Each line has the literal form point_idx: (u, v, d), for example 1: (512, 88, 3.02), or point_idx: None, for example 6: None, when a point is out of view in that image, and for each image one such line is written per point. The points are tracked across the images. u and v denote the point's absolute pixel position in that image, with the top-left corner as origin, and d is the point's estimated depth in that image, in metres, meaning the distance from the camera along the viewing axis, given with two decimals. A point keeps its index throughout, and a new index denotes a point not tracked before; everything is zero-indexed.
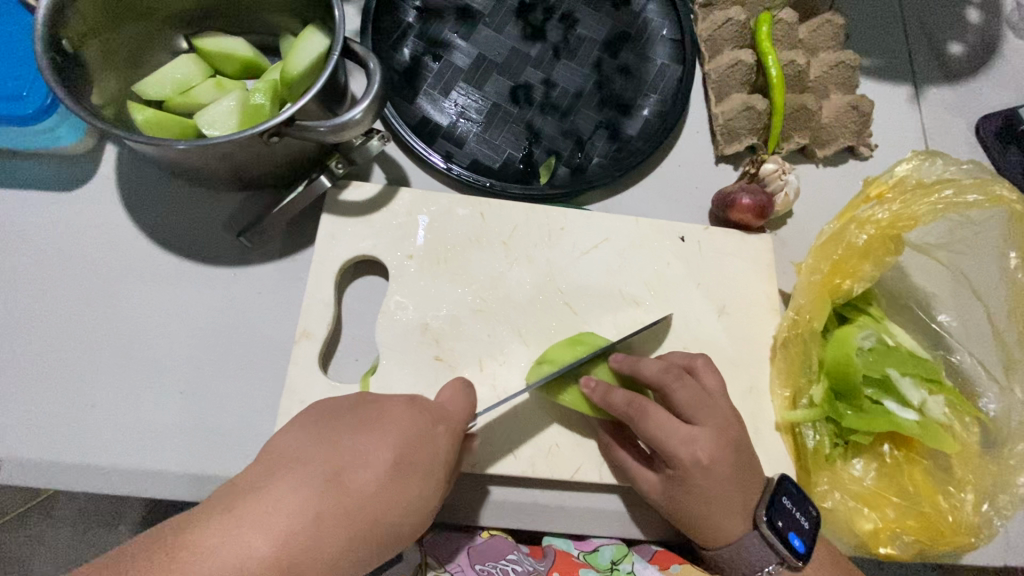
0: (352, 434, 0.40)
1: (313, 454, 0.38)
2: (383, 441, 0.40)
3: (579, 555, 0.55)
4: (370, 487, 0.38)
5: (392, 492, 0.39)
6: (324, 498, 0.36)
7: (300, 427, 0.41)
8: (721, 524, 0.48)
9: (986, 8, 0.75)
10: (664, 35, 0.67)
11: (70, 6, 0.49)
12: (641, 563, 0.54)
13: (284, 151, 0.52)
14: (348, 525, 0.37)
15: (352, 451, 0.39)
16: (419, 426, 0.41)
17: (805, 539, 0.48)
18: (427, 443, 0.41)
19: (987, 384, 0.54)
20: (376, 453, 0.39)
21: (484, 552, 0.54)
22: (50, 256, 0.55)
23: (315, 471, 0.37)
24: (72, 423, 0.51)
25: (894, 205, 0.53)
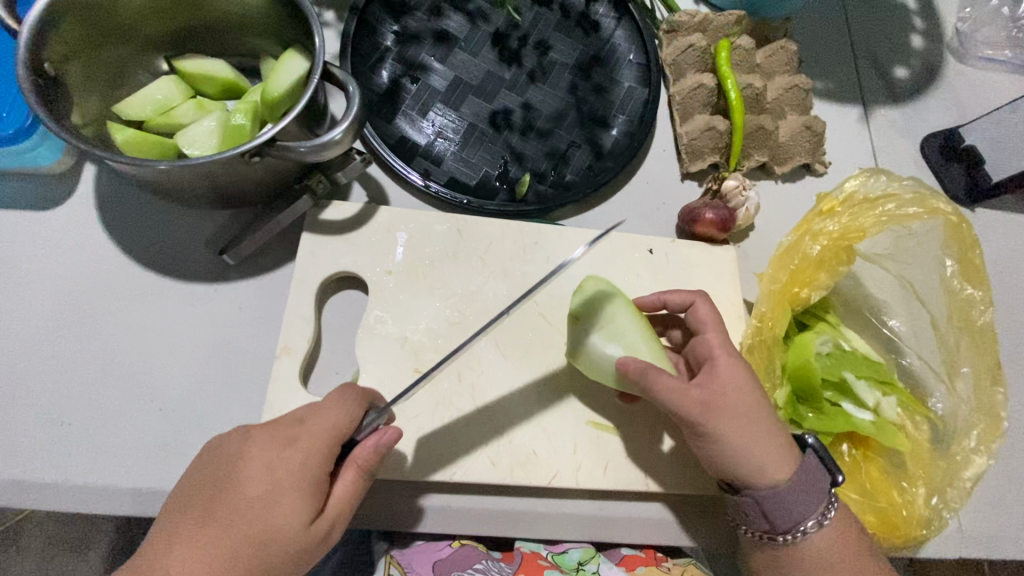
0: (223, 472, 0.44)
1: (195, 500, 0.43)
2: (241, 476, 0.43)
3: (548, 555, 0.57)
4: (240, 513, 0.42)
5: (261, 516, 0.42)
6: (202, 540, 0.41)
7: (193, 473, 0.45)
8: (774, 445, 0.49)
9: (928, 35, 0.82)
10: (631, 59, 0.71)
11: (54, 30, 0.50)
12: (606, 564, 0.57)
13: (266, 171, 0.53)
14: (231, 555, 0.41)
15: (221, 491, 0.43)
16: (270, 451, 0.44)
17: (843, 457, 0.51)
18: (278, 467, 0.43)
19: (935, 384, 0.58)
20: (238, 488, 0.43)
21: (453, 561, 0.56)
22: (26, 275, 0.56)
23: (205, 519, 0.42)
24: (48, 442, 0.51)
25: (843, 218, 0.57)
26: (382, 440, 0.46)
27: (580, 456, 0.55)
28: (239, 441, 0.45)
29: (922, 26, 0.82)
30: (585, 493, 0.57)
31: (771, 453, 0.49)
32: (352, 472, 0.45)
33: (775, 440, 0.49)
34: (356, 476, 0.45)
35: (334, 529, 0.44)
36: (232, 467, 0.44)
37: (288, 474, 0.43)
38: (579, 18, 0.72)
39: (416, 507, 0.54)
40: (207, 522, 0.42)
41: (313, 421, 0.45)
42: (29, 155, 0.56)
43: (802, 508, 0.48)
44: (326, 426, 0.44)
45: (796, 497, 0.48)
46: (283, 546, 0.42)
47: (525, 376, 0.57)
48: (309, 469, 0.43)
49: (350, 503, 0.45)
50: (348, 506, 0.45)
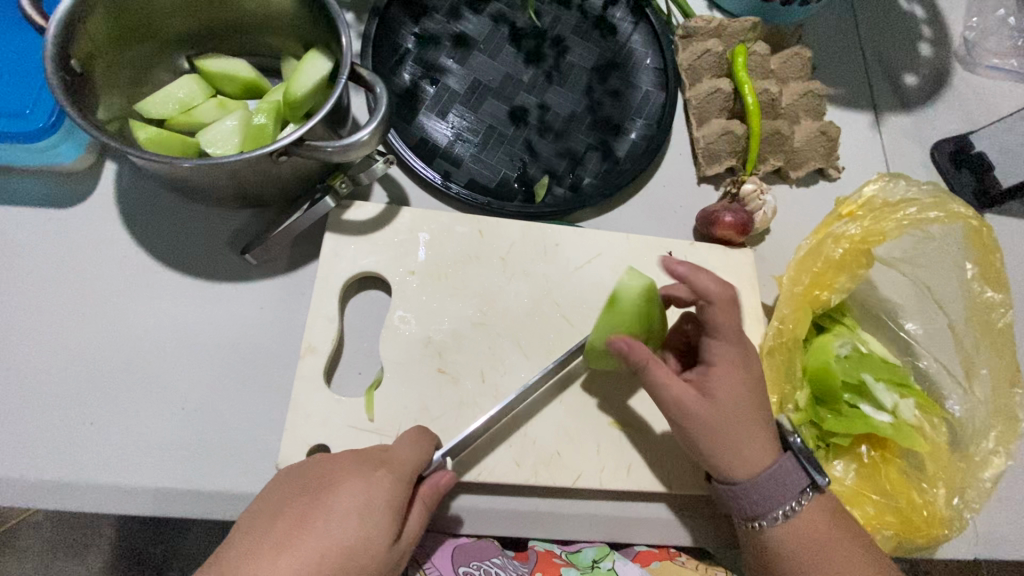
0: (314, 488, 0.43)
1: (281, 515, 0.42)
2: (334, 491, 0.42)
3: (562, 554, 0.57)
4: (330, 527, 0.41)
5: (354, 530, 0.41)
6: (294, 551, 0.39)
7: (274, 490, 0.44)
8: (750, 449, 0.50)
9: (936, 43, 0.83)
10: (649, 64, 0.72)
11: (81, 27, 0.50)
12: (621, 561, 0.57)
13: (292, 171, 0.53)
14: (320, 570, 0.39)
15: (312, 504, 0.42)
16: (365, 471, 0.44)
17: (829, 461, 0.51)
18: (374, 486, 0.43)
19: (951, 387, 0.58)
20: (333, 502, 0.42)
21: (470, 553, 0.55)
22: (48, 273, 0.55)
23: (289, 529, 0.40)
24: (70, 442, 0.50)
25: (865, 221, 0.58)
26: (441, 481, 0.46)
27: (603, 457, 0.55)
28: (325, 464, 0.46)
29: (930, 34, 0.83)
30: (606, 494, 0.57)
31: (745, 455, 0.50)
32: (420, 506, 0.46)
33: (753, 446, 0.50)
34: (423, 510, 0.46)
35: (401, 558, 0.44)
36: (322, 487, 0.43)
37: (383, 493, 0.43)
38: (597, 22, 0.73)
39: (439, 507, 0.54)
40: (301, 532, 0.40)
41: (398, 448, 0.46)
42: (51, 153, 0.56)
43: (767, 503, 0.50)
44: (414, 455, 0.46)
45: (760, 494, 0.49)
46: (366, 568, 0.40)
47: (547, 377, 0.57)
48: (400, 488, 0.44)
49: (415, 538, 0.45)
50: (412, 536, 0.45)
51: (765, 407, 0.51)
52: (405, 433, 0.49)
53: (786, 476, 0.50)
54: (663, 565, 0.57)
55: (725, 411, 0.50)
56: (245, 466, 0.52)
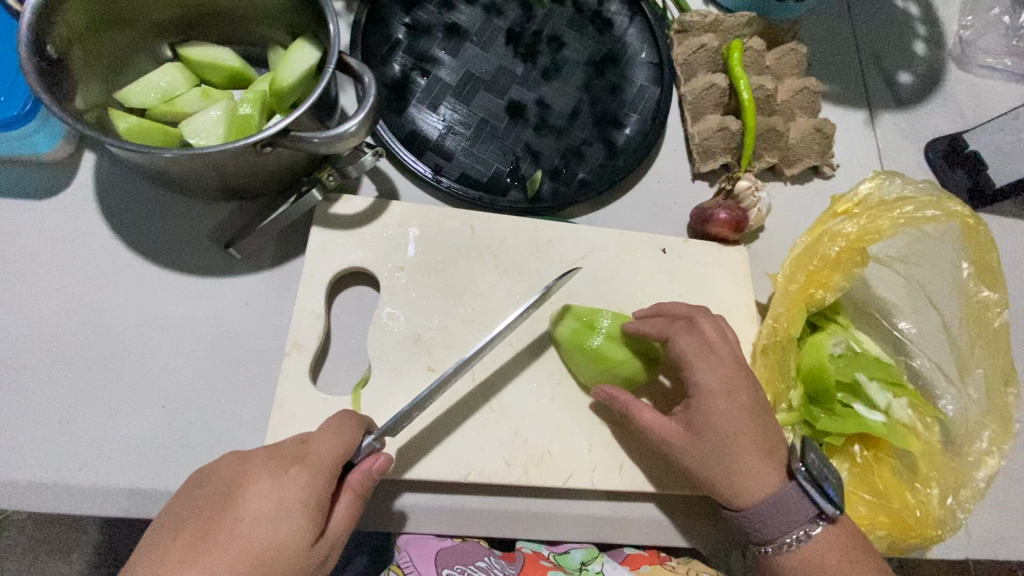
0: (226, 487, 0.41)
1: (195, 518, 0.39)
2: (241, 496, 0.40)
3: (551, 555, 0.55)
4: (238, 535, 0.38)
5: (267, 535, 0.39)
6: (198, 564, 0.37)
7: (178, 501, 0.41)
8: (755, 475, 0.49)
9: (931, 41, 0.82)
10: (644, 58, 0.71)
11: (58, 12, 0.48)
12: (610, 564, 0.55)
13: (277, 162, 0.52)
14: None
15: (224, 505, 0.40)
16: (273, 471, 0.41)
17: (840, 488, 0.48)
18: (288, 484, 0.40)
19: (944, 387, 0.58)
20: (241, 509, 0.39)
21: (453, 556, 0.53)
22: (23, 267, 0.53)
23: (193, 542, 0.38)
24: (45, 441, 0.49)
25: (861, 219, 0.57)
26: (375, 465, 0.45)
27: (596, 456, 0.54)
28: (243, 459, 0.43)
29: (925, 33, 0.83)
30: (597, 494, 0.56)
31: (750, 483, 0.48)
32: (348, 498, 0.44)
33: (760, 471, 0.49)
34: (351, 501, 0.44)
35: (329, 557, 0.42)
36: (228, 493, 0.40)
37: (298, 490, 0.40)
38: (592, 15, 0.71)
39: (427, 507, 0.53)
40: (205, 545, 0.38)
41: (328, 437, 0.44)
42: (27, 142, 0.54)
43: (779, 531, 0.48)
44: (333, 448, 0.43)
45: (772, 523, 0.48)
46: (283, 571, 0.38)
47: (539, 376, 0.56)
48: (320, 488, 0.41)
49: (343, 534, 0.43)
50: (343, 535, 0.43)
51: (760, 406, 0.50)
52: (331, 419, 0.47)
53: (795, 505, 0.48)
54: (654, 569, 0.55)
55: (732, 426, 0.48)
56: None
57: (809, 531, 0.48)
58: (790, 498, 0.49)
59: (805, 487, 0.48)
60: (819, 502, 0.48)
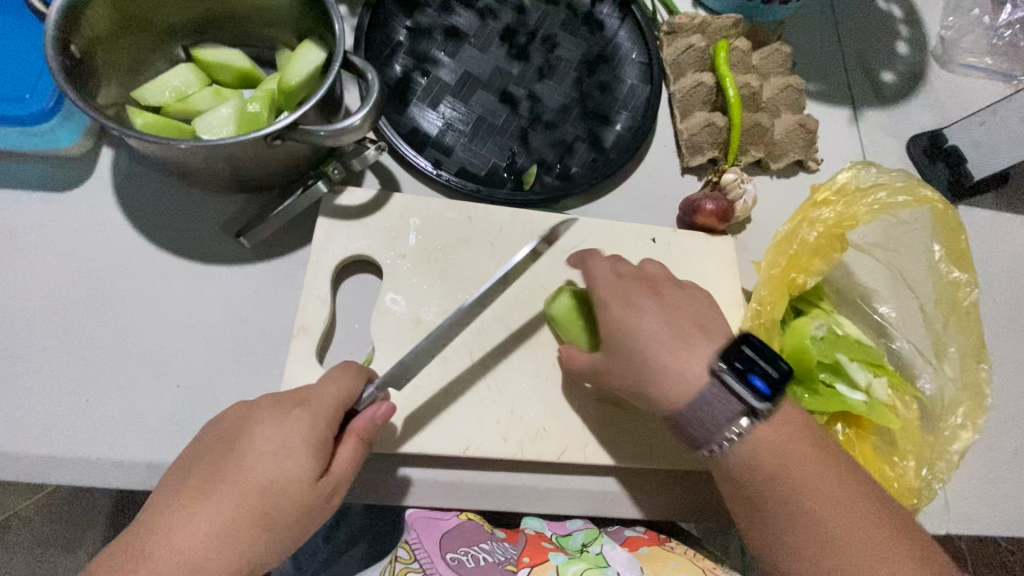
0: (235, 430, 0.45)
1: (207, 457, 0.44)
2: (247, 438, 0.44)
3: (552, 536, 0.58)
4: (244, 471, 0.43)
5: (270, 472, 0.43)
6: (212, 496, 0.42)
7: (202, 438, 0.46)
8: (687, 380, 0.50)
9: (913, 42, 0.86)
10: (634, 58, 0.74)
11: (82, 15, 0.52)
12: (609, 544, 0.58)
13: (285, 155, 0.55)
14: (237, 511, 0.41)
15: (230, 450, 0.44)
16: (275, 415, 0.45)
17: (768, 381, 0.48)
18: (289, 428, 0.44)
19: (922, 366, 0.61)
20: (247, 450, 0.43)
21: (458, 537, 0.57)
22: (46, 255, 0.56)
23: (205, 477, 0.43)
24: (67, 417, 0.52)
25: (837, 206, 0.60)
26: (377, 413, 0.47)
27: (589, 433, 0.57)
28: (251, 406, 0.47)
29: (907, 34, 0.86)
30: (591, 470, 0.59)
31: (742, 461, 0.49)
32: (352, 441, 0.46)
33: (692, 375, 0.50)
34: (357, 444, 0.47)
35: (336, 492, 0.46)
36: (237, 434, 0.45)
37: (299, 435, 0.44)
38: (584, 18, 0.75)
39: (430, 481, 0.56)
40: (217, 480, 0.42)
41: (322, 390, 0.46)
42: (50, 138, 0.57)
43: (712, 432, 0.49)
44: (330, 390, 0.46)
45: (701, 421, 0.49)
46: (287, 506, 0.43)
47: (533, 358, 0.59)
48: (320, 430, 0.44)
49: (352, 472, 0.46)
50: (349, 474, 0.46)
51: None
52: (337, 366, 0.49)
53: (716, 401, 0.49)
54: (653, 549, 0.58)
55: (699, 366, 0.50)
56: None
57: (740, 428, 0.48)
58: (711, 395, 0.49)
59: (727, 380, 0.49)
60: (742, 395, 0.48)
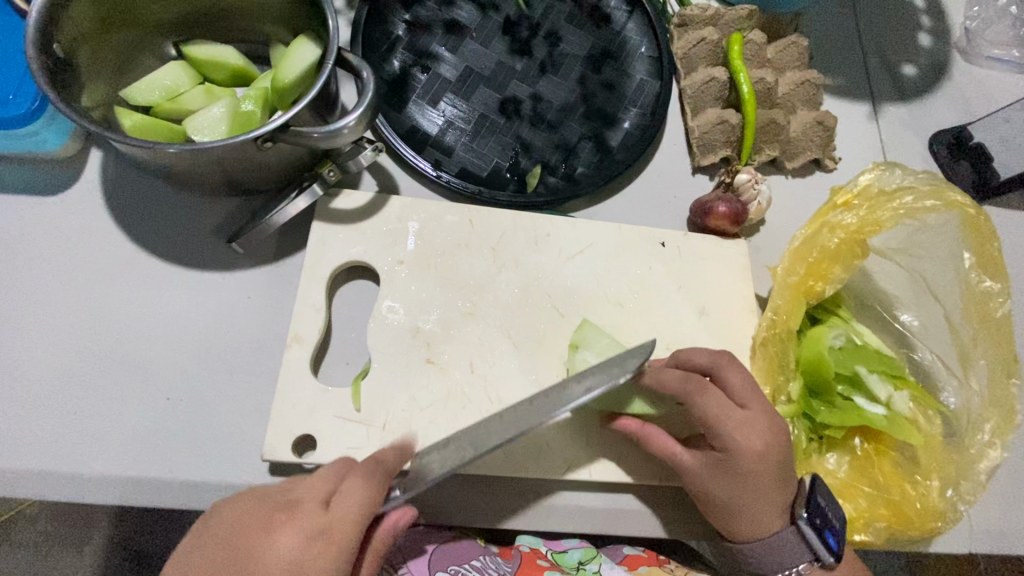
0: (242, 548, 0.39)
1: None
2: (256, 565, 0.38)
3: (548, 553, 0.61)
4: None
5: None
6: None
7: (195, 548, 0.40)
8: (758, 513, 0.51)
9: (936, 33, 0.82)
10: (643, 52, 0.71)
11: (64, 12, 0.49)
12: (607, 563, 0.60)
13: (278, 157, 0.53)
14: None
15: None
16: (294, 540, 0.39)
17: (840, 538, 0.50)
18: (309, 559, 0.39)
19: (946, 379, 0.58)
20: None
21: (452, 554, 0.57)
22: (33, 261, 0.55)
23: None
24: (54, 430, 0.50)
25: (861, 211, 0.57)
26: (400, 520, 0.45)
27: (594, 447, 0.55)
28: (267, 519, 0.40)
29: (929, 24, 0.82)
30: (596, 486, 0.56)
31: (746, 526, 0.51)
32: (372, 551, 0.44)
33: (761, 510, 0.51)
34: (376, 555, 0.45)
35: None
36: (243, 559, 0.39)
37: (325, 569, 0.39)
38: (591, 10, 0.72)
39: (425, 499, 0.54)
40: None
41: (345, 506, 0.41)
42: (36, 140, 0.55)
43: (774, 565, 0.52)
44: (357, 504, 0.41)
45: (773, 555, 0.52)
46: None
47: (535, 368, 0.56)
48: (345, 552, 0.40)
49: None
50: None
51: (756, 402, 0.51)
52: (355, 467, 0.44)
53: (792, 547, 0.51)
54: (651, 570, 0.60)
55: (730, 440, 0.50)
56: (231, 456, 0.51)
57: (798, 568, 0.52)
58: (789, 538, 0.51)
59: (804, 532, 0.51)
60: (817, 549, 0.50)
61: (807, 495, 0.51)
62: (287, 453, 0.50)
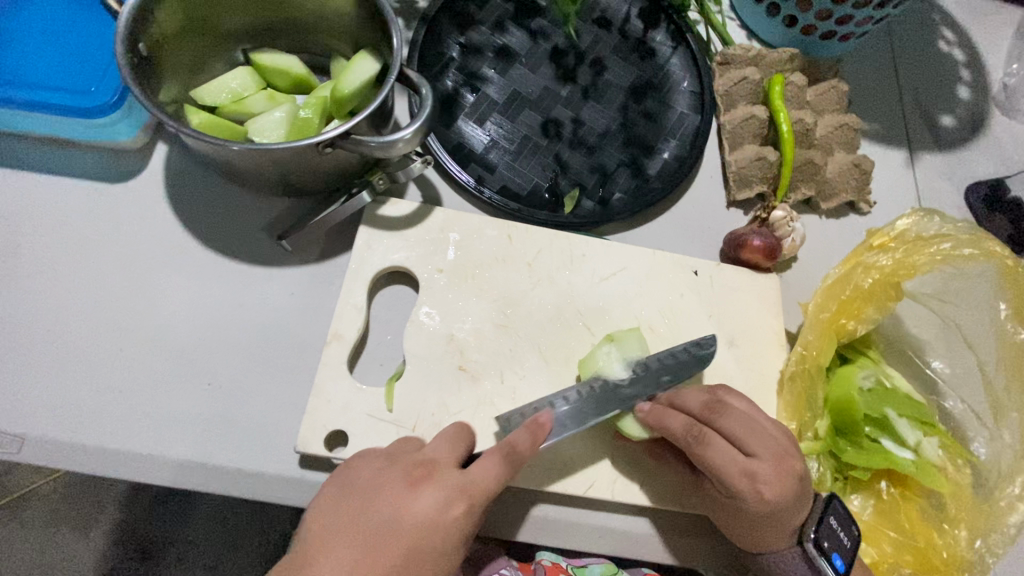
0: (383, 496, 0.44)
1: (356, 520, 0.43)
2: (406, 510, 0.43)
3: (568, 566, 0.63)
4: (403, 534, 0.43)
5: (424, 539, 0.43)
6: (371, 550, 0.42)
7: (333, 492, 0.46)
8: (763, 537, 0.51)
9: (975, 87, 0.83)
10: (685, 87, 0.73)
11: (152, 15, 0.53)
12: None
13: (334, 162, 0.55)
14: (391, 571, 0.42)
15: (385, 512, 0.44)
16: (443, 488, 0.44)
17: (847, 559, 0.50)
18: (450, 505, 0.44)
19: (977, 429, 0.58)
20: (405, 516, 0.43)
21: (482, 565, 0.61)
22: (95, 244, 0.58)
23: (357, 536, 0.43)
24: (98, 406, 0.52)
25: (896, 253, 0.58)
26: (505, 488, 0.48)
27: (617, 469, 0.55)
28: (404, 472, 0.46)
29: (969, 78, 0.83)
30: (617, 508, 0.56)
31: (755, 543, 0.52)
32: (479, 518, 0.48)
33: (767, 534, 0.51)
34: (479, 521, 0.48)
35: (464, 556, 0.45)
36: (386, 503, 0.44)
37: (458, 524, 0.44)
38: (636, 44, 0.74)
39: None
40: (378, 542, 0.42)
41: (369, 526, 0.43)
42: (110, 130, 0.59)
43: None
44: (491, 482, 0.45)
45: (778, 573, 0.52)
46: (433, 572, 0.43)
47: (560, 385, 0.57)
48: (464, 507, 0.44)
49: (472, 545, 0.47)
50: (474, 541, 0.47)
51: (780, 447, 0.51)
52: (458, 432, 0.50)
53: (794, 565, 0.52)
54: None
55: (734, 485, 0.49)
56: (263, 445, 0.53)
57: None
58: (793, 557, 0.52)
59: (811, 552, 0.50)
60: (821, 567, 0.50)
61: (820, 516, 0.51)
62: (318, 446, 0.51)
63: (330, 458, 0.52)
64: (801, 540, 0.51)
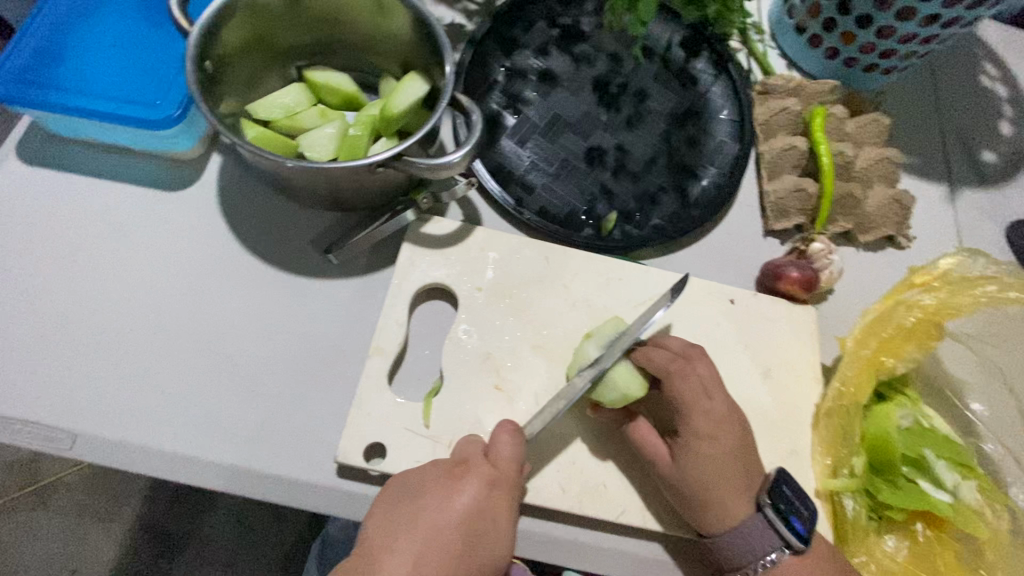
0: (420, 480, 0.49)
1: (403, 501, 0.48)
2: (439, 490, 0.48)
3: None
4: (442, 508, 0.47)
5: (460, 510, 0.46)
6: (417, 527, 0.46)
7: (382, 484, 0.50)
8: (726, 499, 0.51)
9: (1018, 123, 0.82)
10: (725, 115, 0.74)
11: (218, 34, 0.56)
12: None
13: (382, 181, 0.57)
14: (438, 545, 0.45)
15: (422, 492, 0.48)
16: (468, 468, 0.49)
17: (806, 522, 0.51)
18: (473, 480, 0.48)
19: (1017, 475, 0.57)
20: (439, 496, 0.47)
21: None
22: (150, 250, 0.60)
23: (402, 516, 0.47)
24: (148, 408, 0.54)
25: (940, 293, 0.58)
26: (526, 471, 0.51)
27: (648, 495, 0.55)
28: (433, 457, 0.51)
29: (1012, 113, 0.83)
30: (646, 535, 0.56)
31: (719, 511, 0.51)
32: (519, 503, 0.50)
33: (732, 499, 0.51)
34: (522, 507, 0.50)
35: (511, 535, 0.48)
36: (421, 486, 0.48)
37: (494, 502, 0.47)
38: (677, 72, 0.75)
39: None
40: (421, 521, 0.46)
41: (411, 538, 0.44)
42: (171, 141, 0.61)
43: (746, 559, 0.51)
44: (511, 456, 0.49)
45: (741, 546, 0.51)
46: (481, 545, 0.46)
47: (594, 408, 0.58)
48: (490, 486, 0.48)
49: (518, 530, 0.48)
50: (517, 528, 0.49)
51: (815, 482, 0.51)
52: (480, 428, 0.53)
53: (758, 534, 0.51)
54: None
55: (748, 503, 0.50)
56: (303, 453, 0.54)
57: (772, 559, 0.51)
58: (756, 528, 0.51)
59: (769, 516, 0.51)
60: (787, 536, 0.50)
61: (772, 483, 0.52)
62: (357, 458, 0.52)
63: (367, 469, 0.53)
64: (760, 508, 0.51)
